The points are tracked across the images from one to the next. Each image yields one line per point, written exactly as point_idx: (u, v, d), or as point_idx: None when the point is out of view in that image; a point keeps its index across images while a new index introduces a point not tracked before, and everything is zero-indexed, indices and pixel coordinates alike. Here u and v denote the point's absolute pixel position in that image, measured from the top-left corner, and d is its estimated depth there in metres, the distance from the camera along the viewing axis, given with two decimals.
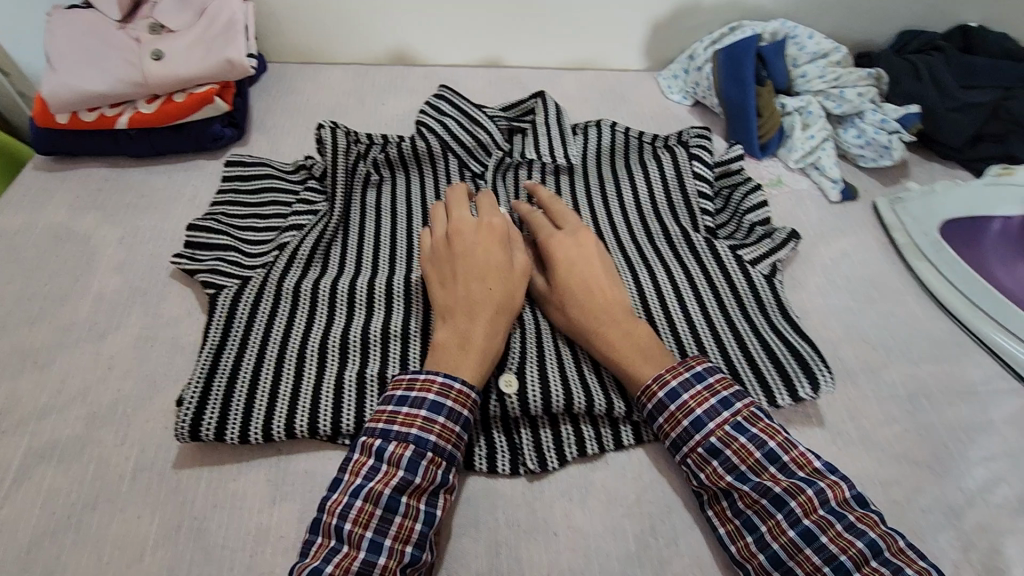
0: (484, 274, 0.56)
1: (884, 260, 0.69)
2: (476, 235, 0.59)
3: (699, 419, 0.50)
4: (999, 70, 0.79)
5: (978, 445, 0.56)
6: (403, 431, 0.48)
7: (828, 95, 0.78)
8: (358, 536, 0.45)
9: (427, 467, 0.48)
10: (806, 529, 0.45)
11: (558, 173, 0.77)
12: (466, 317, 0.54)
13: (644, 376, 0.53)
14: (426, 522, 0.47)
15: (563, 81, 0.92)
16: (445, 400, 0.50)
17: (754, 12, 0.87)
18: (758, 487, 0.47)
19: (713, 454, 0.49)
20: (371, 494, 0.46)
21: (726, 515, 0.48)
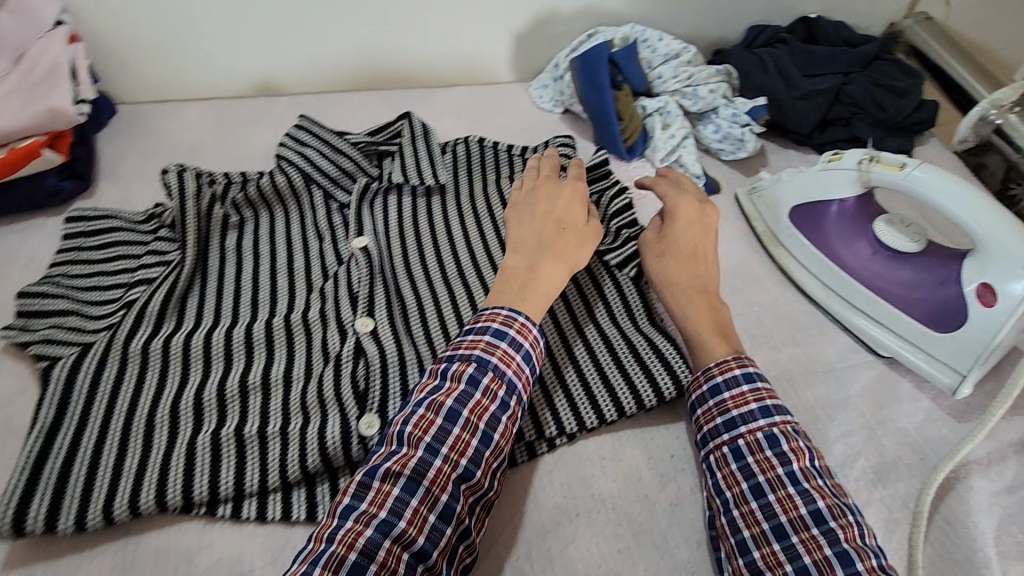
0: (557, 219, 0.63)
1: (747, 250, 0.72)
2: (566, 188, 0.66)
3: (767, 408, 0.53)
4: (837, 58, 0.84)
5: (837, 422, 0.58)
6: (466, 353, 0.53)
7: (683, 94, 0.81)
8: (417, 437, 0.49)
9: (488, 386, 0.52)
10: (843, 550, 0.45)
11: (430, 196, 0.75)
12: (538, 251, 0.60)
13: (709, 357, 0.57)
14: (483, 440, 0.50)
15: (436, 99, 0.91)
16: (508, 328, 0.54)
17: (611, 17, 0.89)
18: (803, 493, 0.48)
19: (768, 444, 0.51)
20: (433, 404, 0.50)
21: (753, 517, 0.48)
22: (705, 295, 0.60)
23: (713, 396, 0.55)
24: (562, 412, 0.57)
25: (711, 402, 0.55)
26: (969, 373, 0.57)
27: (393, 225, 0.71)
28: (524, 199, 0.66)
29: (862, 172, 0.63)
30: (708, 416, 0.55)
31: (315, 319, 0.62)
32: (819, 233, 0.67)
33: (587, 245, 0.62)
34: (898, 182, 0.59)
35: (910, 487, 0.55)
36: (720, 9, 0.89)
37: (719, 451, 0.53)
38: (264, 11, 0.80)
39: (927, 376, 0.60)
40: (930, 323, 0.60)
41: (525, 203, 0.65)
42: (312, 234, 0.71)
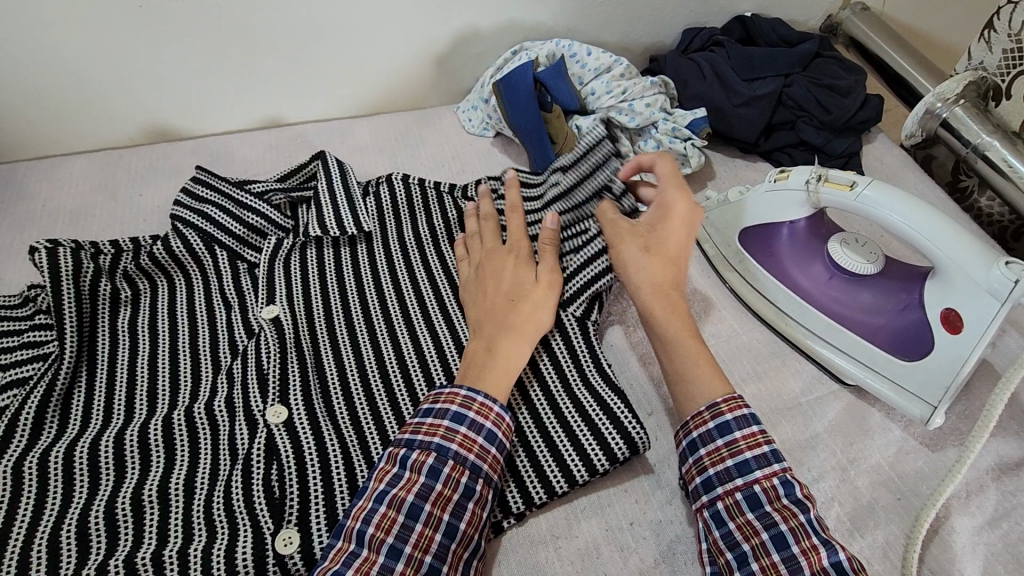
0: (506, 291, 0.58)
1: (699, 276, 0.67)
2: (507, 254, 0.61)
3: (778, 453, 0.49)
4: (775, 58, 0.80)
5: (807, 467, 0.54)
6: (426, 440, 0.48)
7: (619, 110, 0.77)
8: (378, 541, 0.44)
9: (449, 475, 0.47)
10: None
11: (353, 245, 0.68)
12: (493, 328, 0.56)
13: (700, 401, 0.52)
14: (447, 533, 0.46)
15: (356, 131, 0.84)
16: (468, 410, 0.50)
17: (536, 30, 0.83)
18: (828, 543, 0.44)
19: (785, 490, 0.47)
20: (394, 499, 0.46)
21: (777, 571, 0.44)
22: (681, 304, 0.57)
23: (723, 435, 0.50)
24: (507, 492, 0.51)
25: (720, 442, 0.50)
26: (939, 404, 0.53)
27: (312, 282, 0.64)
28: (470, 282, 0.61)
29: (811, 192, 0.58)
30: (715, 458, 0.50)
31: (222, 408, 0.54)
32: (772, 257, 0.63)
33: (545, 309, 0.57)
34: (849, 203, 0.55)
35: (891, 535, 0.50)
36: (650, 13, 0.84)
37: (730, 498, 0.48)
38: (148, 52, 0.72)
39: (895, 405, 0.56)
40: (894, 350, 0.56)
41: (472, 284, 0.61)
42: (218, 303, 0.62)
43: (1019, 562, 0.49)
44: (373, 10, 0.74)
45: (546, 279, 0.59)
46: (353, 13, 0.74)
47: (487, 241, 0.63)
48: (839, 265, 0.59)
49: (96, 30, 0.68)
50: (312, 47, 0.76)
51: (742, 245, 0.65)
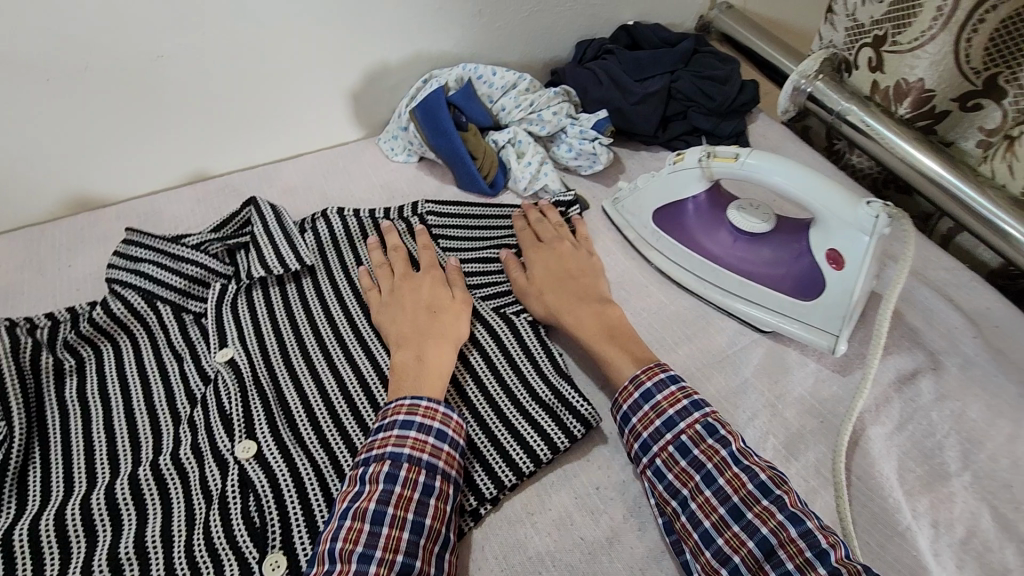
0: (426, 305, 0.64)
1: (625, 260, 0.74)
2: (422, 278, 0.67)
3: (697, 402, 0.55)
4: (659, 59, 0.89)
5: (742, 409, 0.60)
6: (380, 451, 0.51)
7: (530, 121, 0.83)
8: (348, 551, 0.46)
9: (407, 477, 0.50)
10: (793, 512, 0.47)
11: (298, 280, 0.71)
12: (418, 338, 0.61)
13: (624, 378, 0.58)
14: (414, 531, 0.48)
15: (284, 174, 0.86)
16: (415, 415, 0.53)
17: (443, 58, 0.89)
18: (747, 468, 0.50)
19: (707, 431, 0.53)
20: (357, 510, 0.48)
21: (712, 504, 0.50)
22: (595, 303, 0.66)
23: (647, 401, 0.55)
24: (477, 479, 0.55)
25: (647, 407, 0.55)
26: (841, 333, 0.61)
27: (262, 320, 0.66)
28: (387, 304, 0.65)
29: (704, 168, 0.66)
30: (646, 422, 0.55)
31: (188, 456, 0.55)
32: (684, 231, 0.70)
33: (463, 319, 0.63)
34: (736, 171, 0.63)
35: (820, 453, 0.57)
36: (544, 31, 0.92)
37: (665, 452, 0.53)
38: (59, 123, 0.72)
39: (808, 342, 0.64)
40: (797, 294, 0.63)
41: (389, 304, 0.65)
42: (169, 357, 0.63)
43: (924, 455, 0.57)
44: (286, 58, 0.78)
45: (461, 298, 0.66)
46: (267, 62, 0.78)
47: (398, 267, 0.69)
48: (741, 230, 0.67)
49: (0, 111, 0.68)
50: (230, 99, 0.79)
51: (656, 225, 0.72)
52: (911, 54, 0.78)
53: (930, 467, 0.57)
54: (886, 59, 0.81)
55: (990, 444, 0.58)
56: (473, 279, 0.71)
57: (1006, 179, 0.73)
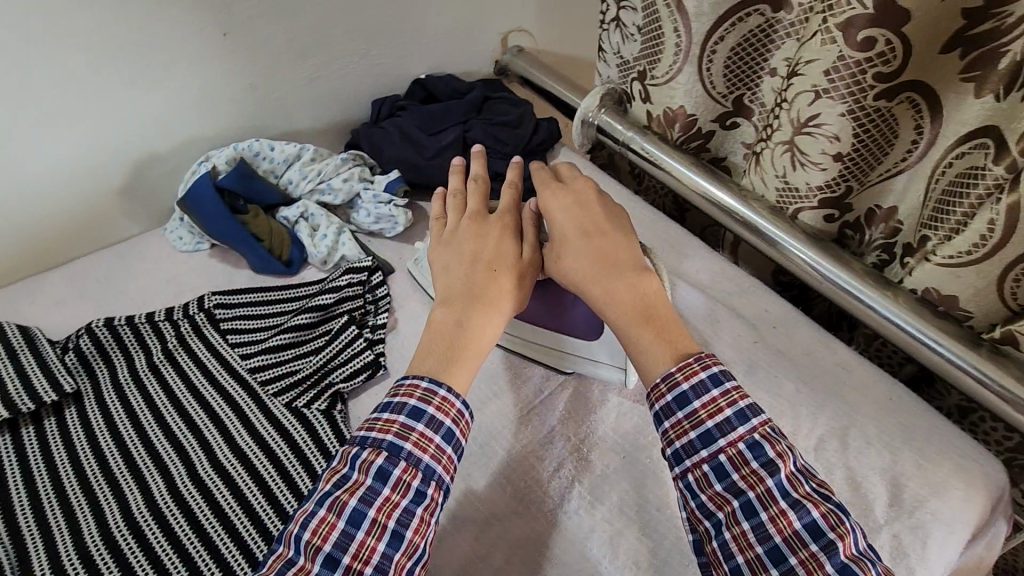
0: (485, 258, 0.59)
1: None
2: (495, 223, 0.62)
3: (743, 412, 0.48)
4: (450, 111, 0.91)
5: (548, 459, 0.60)
6: (379, 437, 0.47)
7: (321, 192, 0.80)
8: (314, 549, 0.43)
9: (400, 477, 0.46)
10: (844, 565, 0.42)
11: (61, 411, 0.63)
12: (466, 295, 0.56)
13: (655, 374, 0.51)
14: (392, 544, 0.45)
15: (48, 285, 0.77)
16: (427, 405, 0.48)
17: (222, 135, 0.84)
18: (795, 506, 0.45)
19: (753, 455, 0.47)
20: (336, 503, 0.45)
21: (748, 540, 0.45)
22: (626, 274, 0.56)
23: (683, 408, 0.49)
24: None
25: (681, 415, 0.49)
26: (627, 365, 0.64)
27: (11, 472, 0.58)
28: (450, 243, 0.61)
29: None
30: (679, 430, 0.49)
31: None
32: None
33: (517, 286, 0.58)
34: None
35: (623, 491, 0.58)
36: (333, 95, 0.90)
37: (699, 469, 0.48)
38: None
39: (602, 377, 0.66)
40: (586, 335, 0.65)
41: (452, 245, 0.61)
42: None
43: None
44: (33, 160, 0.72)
45: (525, 259, 0.60)
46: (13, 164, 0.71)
47: (470, 206, 0.64)
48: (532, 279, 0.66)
49: None
50: None
51: None
52: (669, 85, 0.84)
53: None
54: (651, 91, 0.87)
55: None
56: (268, 372, 0.66)
57: (763, 190, 0.80)
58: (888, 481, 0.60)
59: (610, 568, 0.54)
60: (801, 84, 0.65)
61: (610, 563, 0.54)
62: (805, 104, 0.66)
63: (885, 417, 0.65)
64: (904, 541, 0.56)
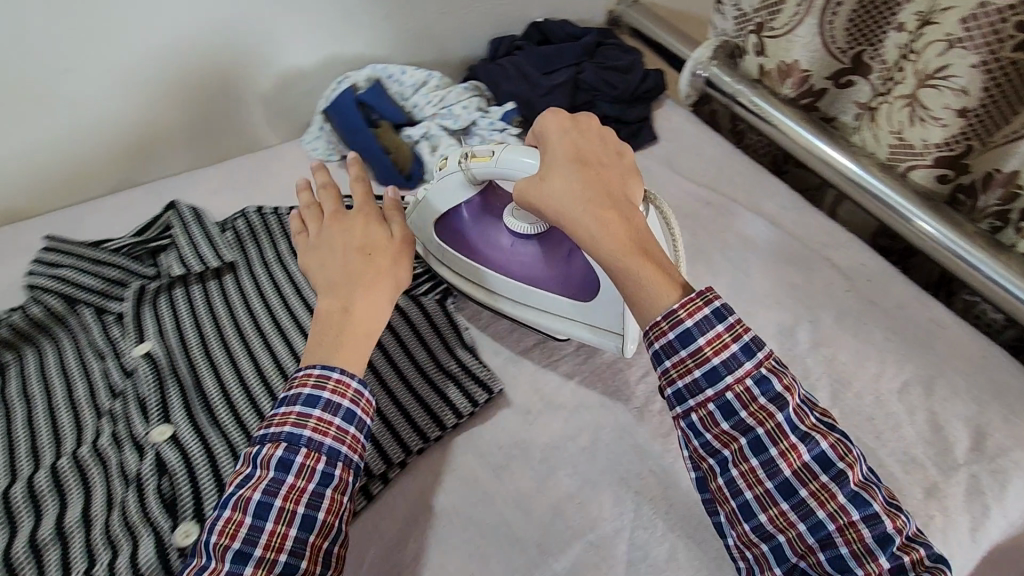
0: (360, 246, 0.60)
1: None
2: (356, 216, 0.63)
3: (748, 347, 0.49)
4: (565, 53, 0.95)
5: (636, 366, 0.66)
6: (278, 430, 0.51)
7: (442, 116, 0.87)
8: (222, 547, 0.47)
9: (303, 464, 0.50)
10: (853, 493, 0.46)
11: (220, 276, 0.73)
12: (345, 286, 0.57)
13: (655, 312, 0.50)
14: (304, 526, 0.49)
15: (206, 177, 0.88)
16: (323, 389, 0.52)
17: (359, 59, 0.92)
18: (805, 439, 0.47)
19: (760, 390, 0.48)
20: (240, 501, 0.48)
21: (756, 474, 0.48)
22: (621, 208, 0.54)
23: (686, 347, 0.49)
24: (384, 444, 0.58)
25: (684, 353, 0.49)
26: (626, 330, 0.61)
27: (183, 317, 0.69)
28: (317, 244, 0.62)
29: (465, 171, 0.62)
30: (682, 369, 0.49)
31: (107, 443, 0.58)
32: (466, 243, 0.66)
33: (399, 258, 0.60)
34: (493, 170, 0.60)
35: None
36: (457, 30, 0.97)
37: (704, 409, 0.49)
38: None
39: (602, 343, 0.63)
40: (585, 296, 0.61)
41: (318, 245, 0.62)
42: (91, 357, 0.66)
43: None
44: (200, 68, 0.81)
45: (399, 237, 0.62)
46: (191, 61, 0.80)
47: (329, 209, 0.65)
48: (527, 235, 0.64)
49: None
50: (156, 103, 0.81)
51: (451, 246, 0.67)
52: (786, 38, 0.84)
53: None
54: (767, 44, 0.88)
55: (857, 382, 0.65)
56: None
57: (875, 148, 0.80)
58: (971, 428, 0.61)
59: None
60: (933, 32, 0.66)
61: None
62: (935, 54, 0.67)
63: (975, 372, 0.65)
64: (983, 482, 0.58)
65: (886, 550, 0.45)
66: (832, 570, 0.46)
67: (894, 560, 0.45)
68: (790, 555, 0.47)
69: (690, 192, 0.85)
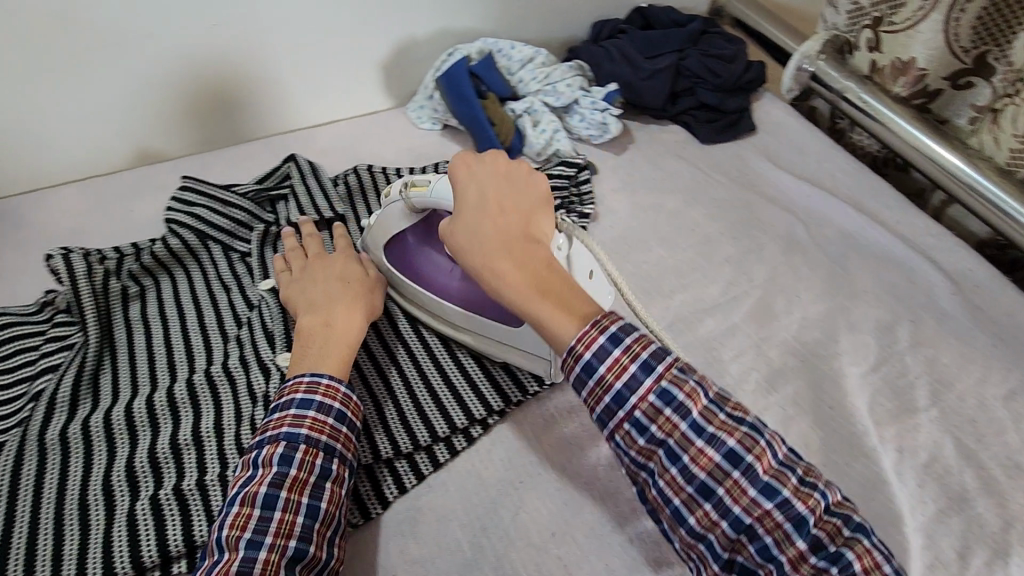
0: (341, 280, 0.65)
1: (629, 219, 0.80)
2: (337, 259, 0.68)
3: (647, 364, 0.47)
4: (670, 38, 0.96)
5: (729, 347, 0.66)
6: (275, 433, 0.52)
7: (545, 92, 0.89)
8: (234, 538, 0.47)
9: (303, 459, 0.51)
10: (766, 484, 0.45)
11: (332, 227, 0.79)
12: (325, 310, 0.61)
13: (563, 344, 0.49)
14: (309, 514, 0.50)
15: (319, 137, 0.94)
16: (314, 394, 0.54)
17: (468, 34, 0.95)
18: (712, 441, 0.46)
19: (664, 402, 0.47)
20: (247, 496, 0.49)
21: (677, 484, 0.47)
22: (529, 244, 0.54)
23: (591, 376, 0.48)
24: (485, 392, 0.63)
25: (592, 382, 0.48)
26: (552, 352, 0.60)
27: None
28: (299, 279, 0.66)
29: (406, 201, 0.65)
30: (595, 397, 0.48)
31: (236, 365, 0.64)
32: (411, 267, 0.68)
33: (374, 294, 0.66)
34: (428, 199, 0.63)
35: (798, 386, 0.63)
36: (563, 11, 0.99)
37: (621, 428, 0.48)
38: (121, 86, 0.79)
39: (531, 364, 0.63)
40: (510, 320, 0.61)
41: (299, 280, 0.66)
42: (218, 288, 0.72)
43: (897, 392, 0.63)
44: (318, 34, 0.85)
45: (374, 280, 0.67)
46: (314, 29, 0.84)
47: (313, 252, 0.70)
48: None
49: (77, 63, 0.75)
50: (277, 65, 0.86)
51: (398, 271, 0.68)
52: (906, 33, 0.83)
53: (900, 402, 0.62)
54: (884, 39, 0.87)
55: (958, 385, 0.64)
56: None
57: (992, 152, 0.78)
58: None
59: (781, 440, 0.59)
60: None
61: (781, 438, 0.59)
62: None
63: None
64: None
65: (801, 532, 0.44)
66: (762, 559, 0.45)
67: (812, 545, 0.45)
68: (720, 549, 0.46)
69: (788, 186, 0.85)
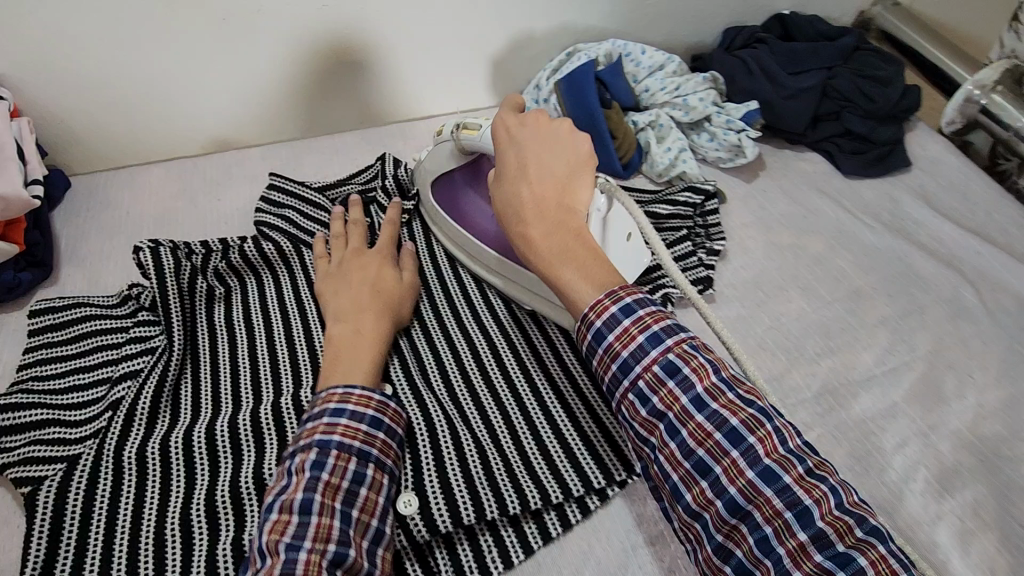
0: (372, 286, 0.60)
1: (765, 261, 0.70)
2: (373, 256, 0.63)
3: (657, 334, 0.43)
4: (818, 53, 0.84)
5: (890, 433, 0.56)
6: (306, 441, 0.46)
7: (673, 105, 0.80)
8: (274, 542, 0.41)
9: (336, 465, 0.45)
10: (766, 469, 0.39)
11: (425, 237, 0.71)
12: (355, 315, 0.57)
13: (583, 303, 0.45)
14: (346, 519, 0.43)
15: (415, 133, 0.86)
16: (345, 403, 0.48)
17: (588, 32, 0.86)
18: (714, 418, 0.41)
19: (667, 373, 0.42)
20: (284, 502, 0.43)
21: (676, 461, 0.42)
22: (559, 205, 0.50)
23: (599, 343, 0.44)
24: (606, 458, 0.54)
25: (600, 350, 0.44)
26: None
27: None
28: (334, 274, 0.62)
29: (456, 141, 0.64)
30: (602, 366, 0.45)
31: None
32: (455, 209, 0.68)
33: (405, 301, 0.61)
34: (479, 144, 0.61)
35: (978, 493, 0.53)
36: (695, 13, 0.88)
37: (625, 399, 0.44)
38: (220, 66, 0.73)
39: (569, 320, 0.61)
40: None
41: (334, 277, 0.62)
42: (309, 298, 0.65)
43: None
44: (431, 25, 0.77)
45: (406, 282, 0.63)
46: (428, 18, 0.76)
47: (353, 243, 0.65)
48: None
49: (176, 40, 0.69)
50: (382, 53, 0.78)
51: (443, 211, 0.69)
52: None
53: None
54: None
55: None
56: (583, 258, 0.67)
57: None
58: None
59: (960, 562, 0.49)
60: None
61: (960, 559, 0.50)
62: None
63: None
64: None
65: (807, 528, 0.38)
66: (759, 555, 0.38)
67: (820, 545, 0.37)
68: (717, 535, 0.40)
69: (952, 238, 0.73)
